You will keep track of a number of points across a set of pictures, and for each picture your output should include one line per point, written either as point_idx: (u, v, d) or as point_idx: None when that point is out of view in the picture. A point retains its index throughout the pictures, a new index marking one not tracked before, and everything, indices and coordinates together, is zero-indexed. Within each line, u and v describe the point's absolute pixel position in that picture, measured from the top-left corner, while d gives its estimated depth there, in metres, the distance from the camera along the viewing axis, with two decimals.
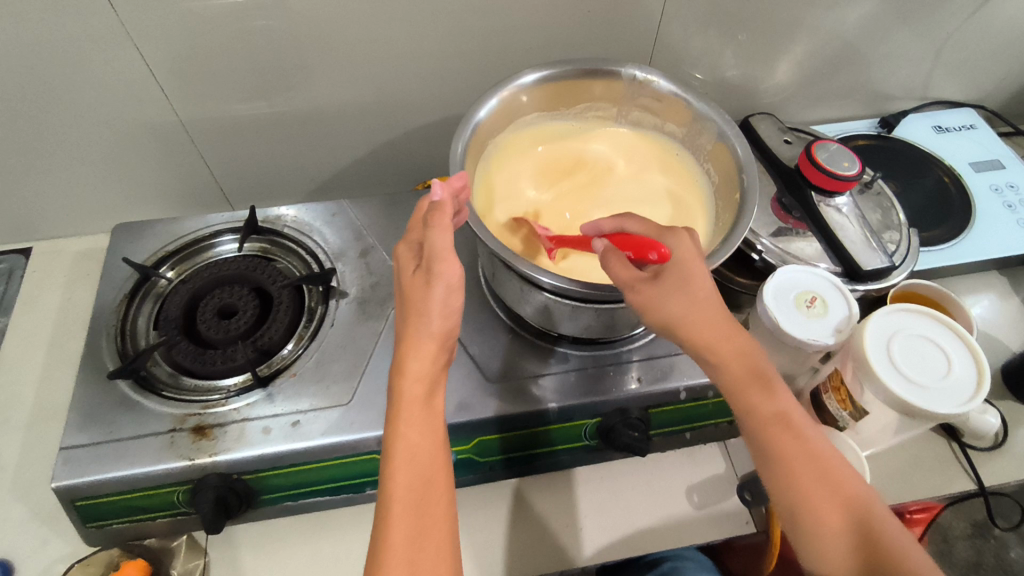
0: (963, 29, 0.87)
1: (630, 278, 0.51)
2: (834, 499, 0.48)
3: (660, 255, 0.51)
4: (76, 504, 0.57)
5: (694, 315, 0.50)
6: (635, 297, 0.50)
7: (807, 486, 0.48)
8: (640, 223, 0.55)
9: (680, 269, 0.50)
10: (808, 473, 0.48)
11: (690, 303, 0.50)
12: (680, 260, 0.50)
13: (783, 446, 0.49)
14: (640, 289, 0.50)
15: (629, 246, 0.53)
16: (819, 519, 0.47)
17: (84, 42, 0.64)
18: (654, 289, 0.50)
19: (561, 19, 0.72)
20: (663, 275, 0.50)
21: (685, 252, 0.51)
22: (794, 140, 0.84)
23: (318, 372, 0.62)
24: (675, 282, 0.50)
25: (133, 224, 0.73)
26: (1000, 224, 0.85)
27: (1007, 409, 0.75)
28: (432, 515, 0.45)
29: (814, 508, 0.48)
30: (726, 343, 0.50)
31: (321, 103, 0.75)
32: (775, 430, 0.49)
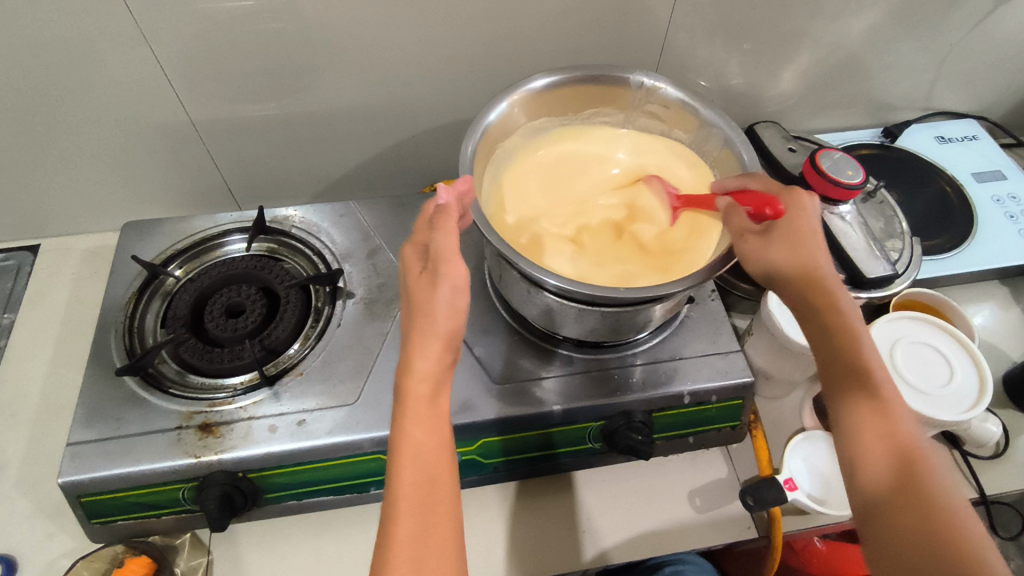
0: (966, 41, 0.88)
1: (745, 229, 0.57)
2: (888, 446, 0.47)
3: (776, 211, 0.56)
4: (82, 500, 0.57)
5: (799, 262, 0.53)
6: (742, 243, 0.56)
7: (864, 429, 0.48)
8: (762, 180, 0.59)
9: (793, 226, 0.55)
10: (871, 420, 0.48)
11: (797, 253, 0.54)
12: (793, 217, 0.55)
13: (852, 391, 0.49)
14: (750, 239, 0.56)
15: (749, 202, 0.58)
16: (868, 461, 0.47)
17: (98, 41, 0.65)
18: (762, 240, 0.55)
19: (569, 25, 0.73)
20: (774, 230, 0.56)
21: (799, 212, 0.56)
22: (798, 148, 0.85)
23: (324, 371, 0.63)
24: (785, 235, 0.55)
25: (142, 222, 0.73)
26: (1002, 235, 0.86)
27: (1009, 418, 0.75)
28: (437, 512, 0.45)
29: (864, 451, 0.47)
30: (826, 290, 0.52)
31: (330, 106, 0.76)
32: (854, 398, 0.49)
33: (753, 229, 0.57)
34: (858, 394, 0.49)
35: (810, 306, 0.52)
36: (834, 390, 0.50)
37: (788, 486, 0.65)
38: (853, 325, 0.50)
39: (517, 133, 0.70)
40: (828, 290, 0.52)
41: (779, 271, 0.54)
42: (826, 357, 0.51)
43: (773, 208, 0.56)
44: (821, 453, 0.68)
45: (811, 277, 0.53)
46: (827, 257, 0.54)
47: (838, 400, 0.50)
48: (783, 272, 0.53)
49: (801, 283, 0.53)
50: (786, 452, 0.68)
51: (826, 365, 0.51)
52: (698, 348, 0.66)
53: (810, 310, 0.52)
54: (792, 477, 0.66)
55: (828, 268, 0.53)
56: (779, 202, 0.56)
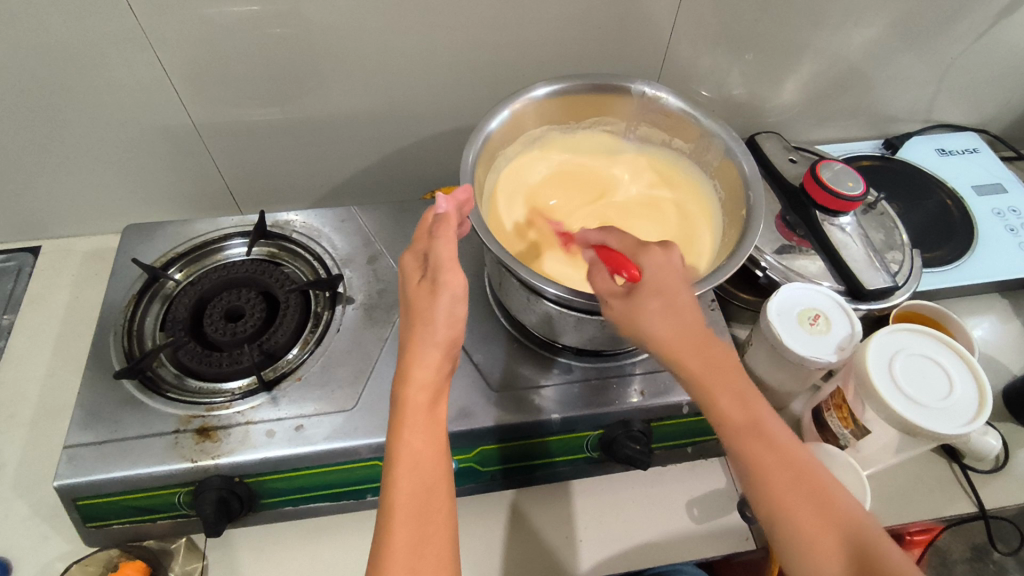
0: (967, 54, 0.88)
1: (607, 290, 0.52)
2: (818, 509, 0.44)
3: (631, 274, 0.53)
4: (78, 503, 0.57)
5: (668, 326, 0.49)
6: (608, 309, 0.51)
7: (785, 498, 0.44)
8: (621, 238, 0.55)
9: (654, 283, 0.50)
10: (789, 486, 0.45)
11: (667, 316, 0.49)
12: (652, 276, 0.51)
13: (762, 460, 0.45)
14: (617, 303, 0.50)
15: (611, 261, 0.55)
16: (802, 529, 0.43)
17: (103, 45, 0.65)
18: (627, 304, 0.50)
19: (572, 34, 0.74)
20: (637, 290, 0.50)
21: (658, 267, 0.51)
22: (799, 159, 0.85)
23: (323, 376, 0.63)
24: (653, 294, 0.50)
25: (143, 225, 0.73)
26: (1002, 248, 0.86)
27: (1008, 431, 0.75)
28: (434, 522, 0.45)
29: (800, 525, 0.43)
30: (703, 353, 0.49)
31: (333, 111, 0.76)
32: (761, 456, 0.46)
33: (617, 290, 0.51)
34: (759, 450, 0.46)
35: (684, 369, 0.48)
36: (744, 464, 0.46)
37: None
38: (707, 377, 0.48)
39: (519, 141, 0.70)
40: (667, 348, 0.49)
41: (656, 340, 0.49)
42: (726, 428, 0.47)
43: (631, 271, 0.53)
44: None
45: (679, 335, 0.49)
46: (690, 311, 0.50)
47: (755, 473, 0.46)
48: (656, 336, 0.49)
49: (670, 345, 0.49)
50: None
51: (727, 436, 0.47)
52: None
53: (687, 370, 0.48)
54: None
55: (693, 320, 0.50)
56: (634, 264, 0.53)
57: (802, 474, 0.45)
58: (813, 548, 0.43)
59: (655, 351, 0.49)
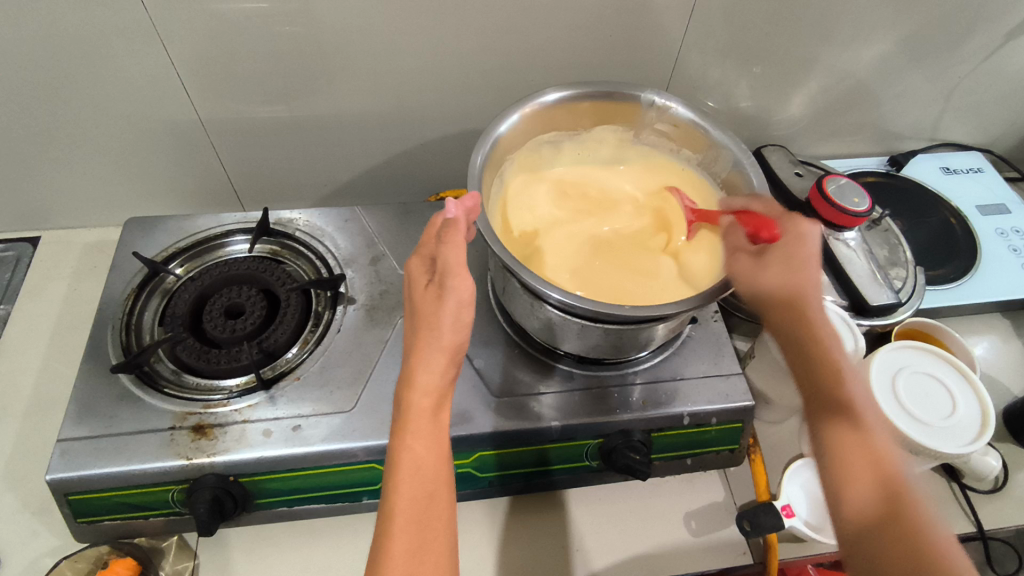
0: (974, 74, 0.88)
1: (738, 248, 0.60)
2: (871, 472, 0.49)
3: (770, 235, 0.57)
4: (69, 498, 0.56)
5: (790, 296, 0.56)
6: (733, 262, 0.58)
7: (848, 453, 0.50)
8: (765, 204, 0.60)
9: (788, 254, 0.57)
10: (857, 459, 0.50)
11: (791, 279, 0.56)
12: (790, 241, 0.58)
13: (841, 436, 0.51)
14: (742, 259, 0.58)
15: (748, 223, 0.60)
16: (852, 477, 0.49)
17: (111, 37, 0.65)
18: (756, 261, 0.58)
19: (583, 42, 0.74)
20: (768, 253, 0.58)
21: (796, 235, 0.58)
22: (805, 173, 0.85)
23: (322, 377, 0.62)
24: (782, 258, 0.57)
25: (146, 219, 0.73)
26: (1005, 268, 0.86)
27: (1008, 453, 0.75)
28: (433, 529, 0.45)
29: (848, 481, 0.49)
30: (812, 328, 0.56)
31: (340, 111, 0.76)
32: (838, 418, 0.52)
33: (748, 248, 0.59)
34: (840, 415, 0.52)
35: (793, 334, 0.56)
36: (826, 438, 0.52)
37: (784, 513, 0.64)
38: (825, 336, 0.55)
39: (524, 146, 0.70)
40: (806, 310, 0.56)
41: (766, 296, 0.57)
42: (820, 401, 0.53)
43: (770, 231, 0.58)
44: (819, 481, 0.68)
45: (796, 306, 0.56)
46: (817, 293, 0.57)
47: (830, 437, 0.52)
48: (771, 299, 0.57)
49: (791, 311, 0.56)
50: (783, 478, 0.68)
51: (814, 407, 0.54)
52: (700, 369, 0.66)
53: (794, 330, 0.56)
54: (789, 503, 0.65)
55: (812, 292, 0.57)
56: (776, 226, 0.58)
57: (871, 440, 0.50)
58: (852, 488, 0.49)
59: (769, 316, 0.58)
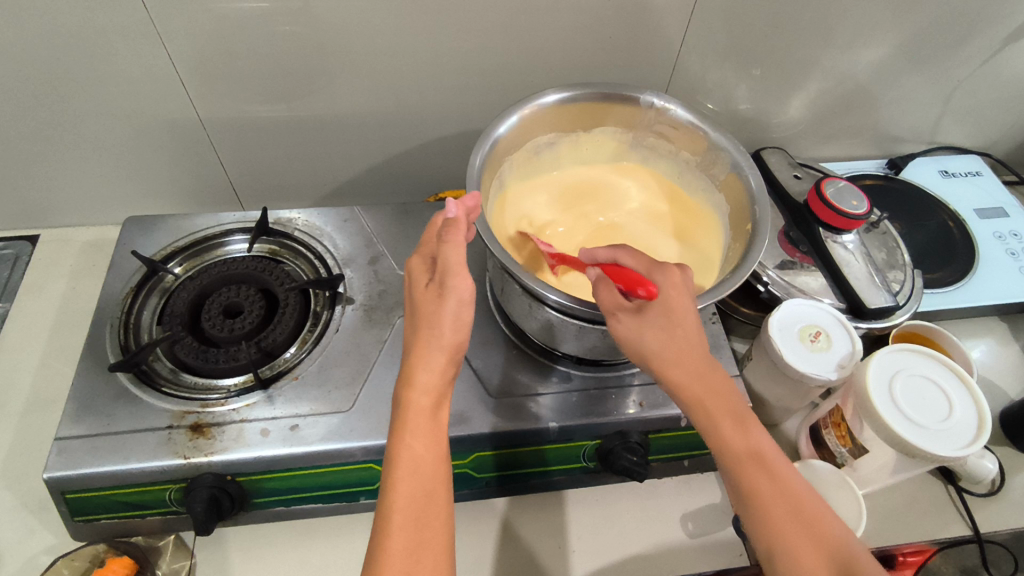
0: (974, 78, 0.89)
1: (616, 306, 0.51)
2: (811, 544, 0.46)
3: (646, 292, 0.51)
4: (66, 496, 0.56)
5: (682, 351, 0.50)
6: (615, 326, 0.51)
7: (781, 524, 0.46)
8: (634, 256, 0.54)
9: (667, 307, 0.51)
10: (785, 515, 0.46)
11: (681, 335, 0.50)
12: (665, 297, 0.51)
13: (756, 478, 0.47)
14: (624, 319, 0.51)
15: (621, 279, 0.53)
16: (793, 551, 0.45)
17: (111, 35, 0.65)
18: (635, 319, 0.50)
19: (583, 43, 0.74)
20: (650, 309, 0.51)
21: (672, 288, 0.51)
22: (804, 175, 0.86)
23: (320, 376, 0.62)
24: (659, 315, 0.50)
25: (146, 218, 0.73)
26: (1003, 272, 0.86)
27: (1005, 456, 0.75)
28: (431, 528, 0.45)
29: (789, 544, 0.46)
30: (688, 380, 0.50)
31: (340, 110, 0.76)
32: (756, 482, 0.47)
33: (626, 306, 0.51)
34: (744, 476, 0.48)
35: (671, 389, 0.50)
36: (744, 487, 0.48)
37: None
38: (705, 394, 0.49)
39: (524, 147, 0.70)
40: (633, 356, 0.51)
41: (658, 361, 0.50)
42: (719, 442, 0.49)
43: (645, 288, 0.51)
44: None
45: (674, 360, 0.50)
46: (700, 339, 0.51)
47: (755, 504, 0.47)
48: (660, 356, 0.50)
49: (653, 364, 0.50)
50: None
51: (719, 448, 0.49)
52: None
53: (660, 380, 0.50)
54: None
55: (692, 340, 0.50)
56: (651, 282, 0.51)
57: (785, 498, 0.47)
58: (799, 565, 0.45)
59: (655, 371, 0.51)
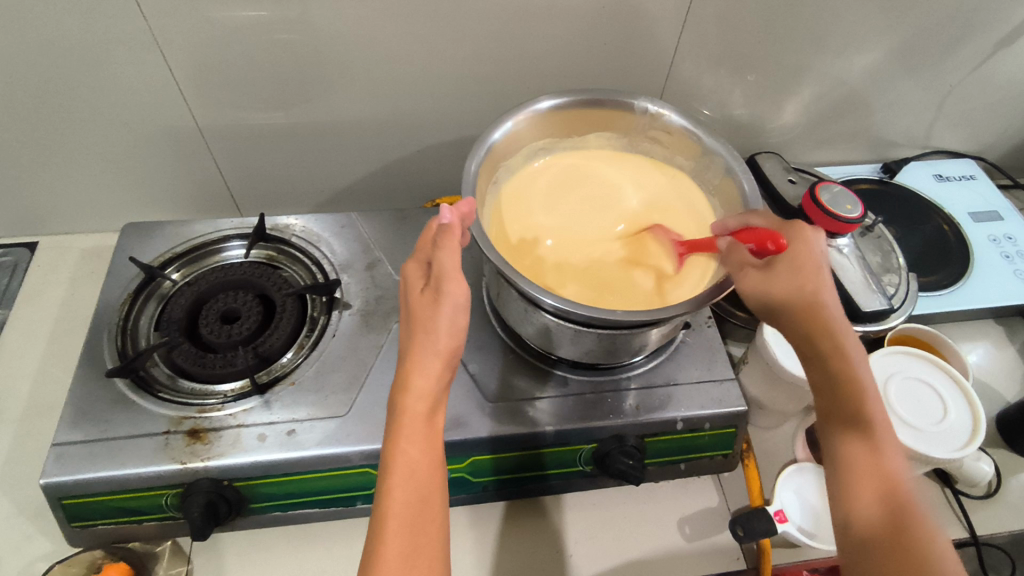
0: (966, 82, 0.89)
1: (746, 263, 0.55)
2: (876, 488, 0.46)
3: (777, 245, 0.54)
4: (64, 502, 0.56)
5: (804, 299, 0.51)
6: (741, 279, 0.54)
7: (857, 457, 0.48)
8: (765, 218, 0.58)
9: (794, 258, 0.53)
10: (864, 453, 0.47)
11: (804, 287, 0.51)
12: (795, 253, 0.53)
13: (851, 442, 0.48)
14: (750, 275, 0.54)
15: (749, 238, 0.56)
16: (857, 487, 0.47)
17: (110, 44, 0.65)
18: (762, 275, 0.53)
19: (578, 50, 0.74)
20: (777, 266, 0.53)
21: (803, 248, 0.53)
22: (798, 180, 0.86)
23: (317, 382, 0.62)
24: (787, 268, 0.52)
25: (142, 225, 0.73)
26: (998, 275, 0.87)
27: (1001, 459, 0.75)
28: (426, 533, 0.45)
29: (854, 480, 0.47)
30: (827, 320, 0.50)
31: (338, 117, 0.77)
32: (849, 417, 0.49)
33: (755, 263, 0.54)
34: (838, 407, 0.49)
35: (801, 333, 0.51)
36: (833, 432, 0.49)
37: (777, 518, 0.64)
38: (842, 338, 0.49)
39: (520, 153, 0.71)
40: (777, 304, 0.52)
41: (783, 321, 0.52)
42: (829, 405, 0.50)
43: (776, 243, 0.54)
44: (810, 486, 0.68)
45: (811, 307, 0.51)
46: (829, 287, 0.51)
47: (838, 434, 0.49)
48: (780, 298, 0.51)
49: (799, 315, 0.51)
50: (776, 484, 0.68)
51: (828, 399, 0.50)
52: (693, 374, 0.66)
53: (788, 321, 0.51)
54: (782, 508, 0.65)
55: (827, 292, 0.51)
56: (781, 236, 0.54)
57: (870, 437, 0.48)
58: (856, 491, 0.47)
59: (775, 315, 0.52)
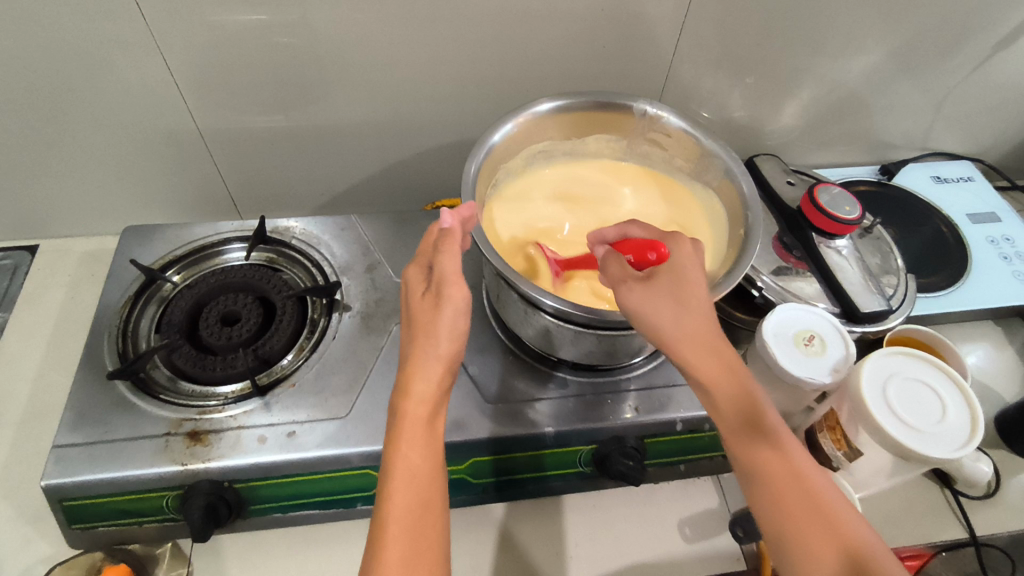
0: (964, 84, 0.90)
1: (624, 275, 0.52)
2: (827, 538, 0.44)
3: (659, 255, 0.54)
4: (64, 504, 0.56)
5: (694, 328, 0.50)
6: (625, 293, 0.51)
7: (790, 504, 0.45)
8: (644, 230, 0.58)
9: (677, 274, 0.51)
10: (796, 497, 0.45)
11: (687, 309, 0.50)
12: (676, 262, 0.52)
13: (772, 470, 0.46)
14: (632, 287, 0.51)
15: (629, 250, 0.56)
16: (804, 538, 0.44)
17: (111, 48, 0.66)
18: (643, 288, 0.51)
19: (577, 53, 0.75)
20: (659, 277, 0.51)
21: (684, 256, 0.53)
22: (797, 182, 0.86)
23: (317, 383, 0.62)
24: (669, 283, 0.51)
25: (143, 228, 0.73)
26: (996, 276, 0.87)
27: (1001, 459, 0.75)
28: (426, 538, 0.45)
29: (798, 531, 0.44)
30: (712, 351, 0.49)
31: (338, 120, 0.77)
32: (767, 459, 0.46)
33: (636, 275, 0.52)
34: (756, 450, 0.47)
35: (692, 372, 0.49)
36: (755, 480, 0.47)
37: None
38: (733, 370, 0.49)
39: (520, 155, 0.71)
40: (668, 341, 0.50)
41: (682, 344, 0.49)
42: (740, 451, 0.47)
43: (656, 252, 0.55)
44: None
45: (699, 338, 0.49)
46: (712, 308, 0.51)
47: (761, 481, 0.46)
48: (667, 326, 0.49)
49: (688, 348, 0.49)
50: None
51: (737, 441, 0.48)
52: None
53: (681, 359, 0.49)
54: None
55: (711, 318, 0.51)
56: (661, 246, 0.55)
57: (798, 479, 0.46)
58: (806, 547, 0.44)
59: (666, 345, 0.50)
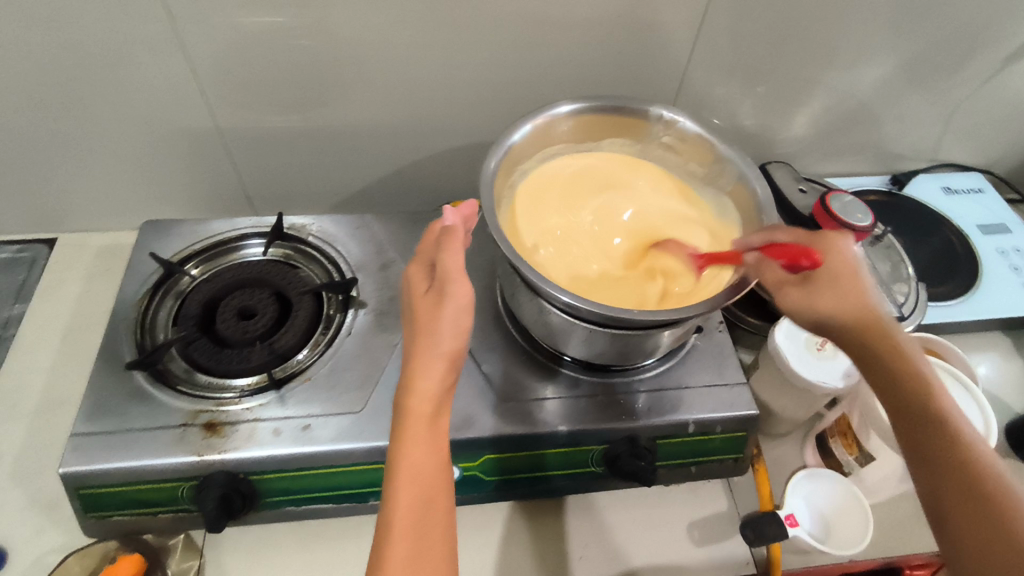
0: (974, 97, 0.90)
1: (782, 280, 0.55)
2: (951, 462, 0.43)
3: (811, 261, 0.53)
4: (80, 492, 0.57)
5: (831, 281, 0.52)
6: (784, 296, 0.54)
7: (918, 433, 0.45)
8: (789, 232, 0.57)
9: (832, 269, 0.53)
10: (927, 426, 0.45)
11: (846, 299, 0.50)
12: (832, 261, 0.53)
13: (908, 398, 0.47)
14: (792, 289, 0.53)
15: (781, 255, 0.56)
16: (931, 458, 0.44)
17: (136, 45, 0.67)
18: (802, 290, 0.53)
19: (593, 59, 0.76)
20: (814, 280, 0.53)
21: (837, 256, 0.53)
22: (808, 190, 0.87)
23: (331, 378, 0.63)
24: (828, 283, 0.52)
25: (162, 223, 0.74)
26: (1005, 287, 0.87)
27: (1011, 469, 0.75)
28: (431, 536, 0.45)
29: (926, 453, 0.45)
30: (852, 302, 0.51)
31: (354, 121, 0.78)
32: (909, 390, 0.47)
33: (792, 279, 0.54)
34: (895, 380, 0.47)
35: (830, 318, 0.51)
36: (896, 405, 0.47)
37: (788, 523, 0.64)
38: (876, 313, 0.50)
39: (536, 157, 0.72)
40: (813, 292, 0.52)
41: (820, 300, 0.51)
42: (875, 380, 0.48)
43: (810, 258, 0.54)
44: (823, 492, 0.68)
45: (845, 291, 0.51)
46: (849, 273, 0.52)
47: (898, 408, 0.47)
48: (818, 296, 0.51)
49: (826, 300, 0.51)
50: (787, 488, 0.68)
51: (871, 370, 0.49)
52: (705, 378, 0.67)
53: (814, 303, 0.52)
54: (793, 513, 0.66)
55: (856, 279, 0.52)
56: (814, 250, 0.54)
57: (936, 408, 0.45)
58: (931, 465, 0.44)
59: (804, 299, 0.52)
